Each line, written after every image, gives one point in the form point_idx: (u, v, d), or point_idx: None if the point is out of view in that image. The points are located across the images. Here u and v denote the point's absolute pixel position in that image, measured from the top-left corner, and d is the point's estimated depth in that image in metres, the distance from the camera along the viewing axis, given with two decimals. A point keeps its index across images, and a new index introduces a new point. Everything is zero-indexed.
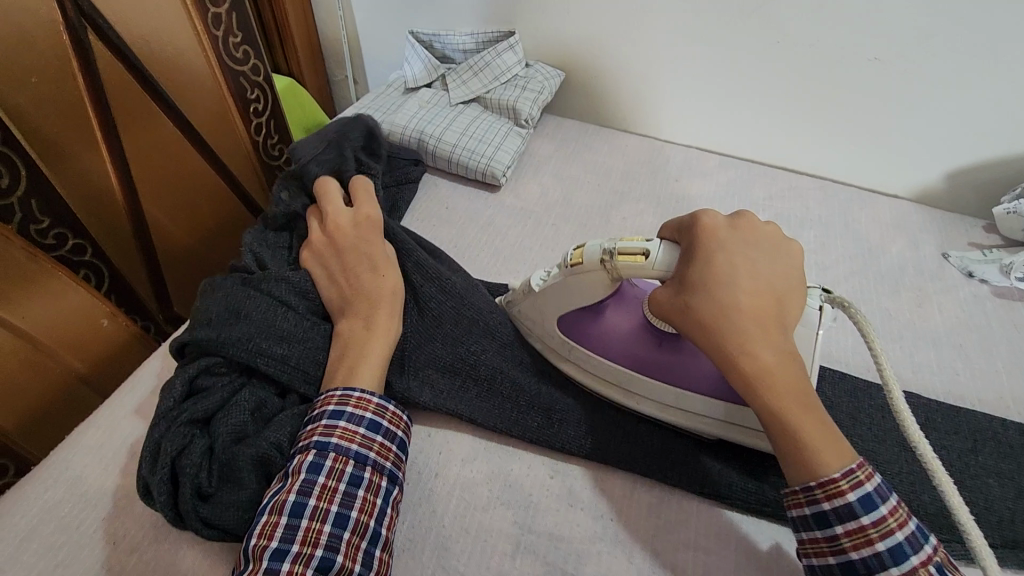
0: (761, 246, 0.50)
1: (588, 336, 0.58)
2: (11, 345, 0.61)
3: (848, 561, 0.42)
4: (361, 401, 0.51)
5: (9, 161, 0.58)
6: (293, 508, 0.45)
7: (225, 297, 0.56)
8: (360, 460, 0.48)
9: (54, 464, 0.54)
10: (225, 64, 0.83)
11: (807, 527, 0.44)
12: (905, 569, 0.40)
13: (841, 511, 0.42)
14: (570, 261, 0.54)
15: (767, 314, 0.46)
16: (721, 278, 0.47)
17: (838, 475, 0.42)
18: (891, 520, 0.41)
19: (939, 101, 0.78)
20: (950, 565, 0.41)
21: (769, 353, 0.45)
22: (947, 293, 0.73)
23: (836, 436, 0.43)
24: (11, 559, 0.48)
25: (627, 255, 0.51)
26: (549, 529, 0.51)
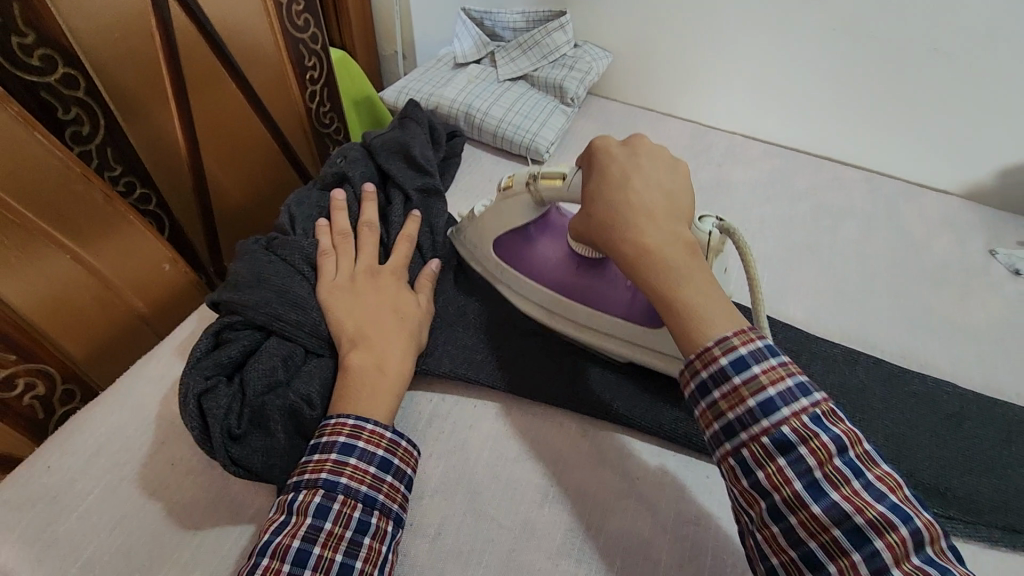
0: (651, 161, 0.53)
1: (517, 258, 0.64)
2: (86, 280, 0.65)
3: (728, 425, 0.42)
4: (374, 436, 0.48)
5: (90, 110, 0.62)
6: (296, 556, 0.42)
7: (251, 260, 0.57)
8: (368, 502, 0.45)
9: (120, 390, 0.58)
10: (287, 31, 0.86)
11: (694, 401, 0.44)
12: (775, 420, 0.40)
13: (715, 375, 0.42)
14: (503, 184, 0.61)
15: (658, 209, 0.49)
16: (614, 179, 0.51)
17: (712, 344, 0.43)
18: (764, 377, 0.41)
19: (998, 94, 0.77)
20: (832, 417, 0.41)
21: (653, 236, 0.47)
22: (991, 289, 0.72)
23: (726, 310, 0.45)
24: (81, 470, 0.52)
25: (548, 178, 0.57)
26: (578, 483, 0.53)
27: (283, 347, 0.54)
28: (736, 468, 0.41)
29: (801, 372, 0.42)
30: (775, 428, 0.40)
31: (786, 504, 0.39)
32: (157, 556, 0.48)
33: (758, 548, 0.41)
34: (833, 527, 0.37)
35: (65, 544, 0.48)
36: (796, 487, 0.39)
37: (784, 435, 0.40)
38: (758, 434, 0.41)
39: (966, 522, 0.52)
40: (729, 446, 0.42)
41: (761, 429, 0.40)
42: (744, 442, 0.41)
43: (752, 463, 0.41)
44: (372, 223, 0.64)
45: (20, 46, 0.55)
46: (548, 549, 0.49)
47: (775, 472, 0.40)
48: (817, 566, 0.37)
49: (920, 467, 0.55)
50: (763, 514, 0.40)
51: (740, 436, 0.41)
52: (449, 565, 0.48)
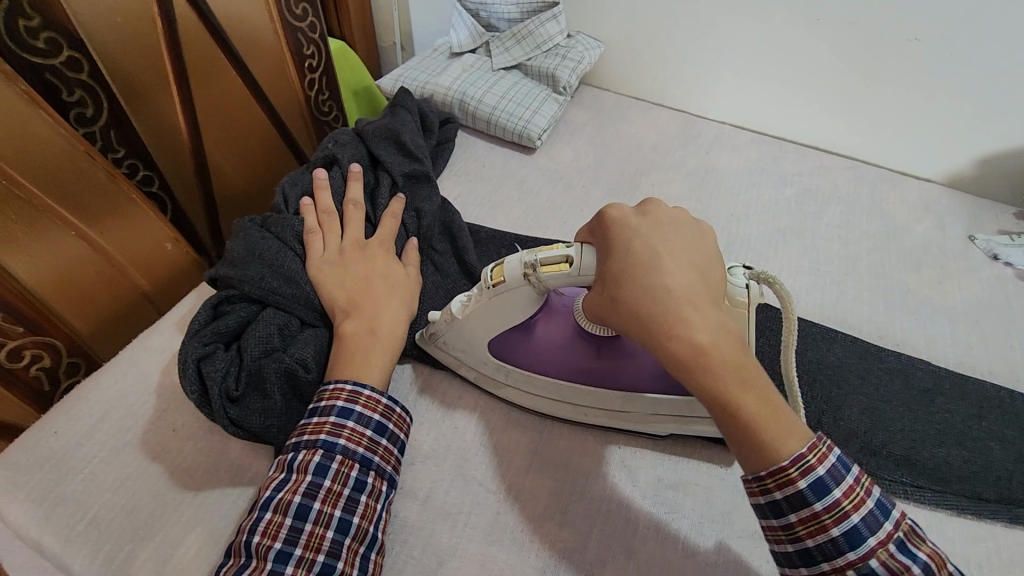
0: (675, 231, 0.48)
1: (524, 357, 0.57)
2: (90, 257, 0.68)
3: (806, 550, 0.40)
4: (371, 401, 0.49)
5: (94, 93, 0.65)
6: (298, 510, 0.44)
7: (248, 238, 0.60)
8: (365, 463, 0.47)
9: (123, 361, 0.61)
10: (286, 20, 0.88)
11: (764, 515, 0.42)
12: (861, 552, 0.38)
13: (792, 498, 0.40)
14: (491, 281, 0.53)
15: (701, 292, 0.44)
16: (647, 256, 0.46)
17: (786, 462, 0.40)
18: (846, 501, 0.39)
19: (977, 84, 0.79)
20: (915, 538, 0.39)
21: (707, 332, 0.42)
22: (968, 272, 0.74)
23: (785, 422, 0.41)
24: (86, 435, 0.55)
25: (549, 265, 0.50)
26: (562, 450, 0.56)
27: (279, 317, 0.56)
28: None
29: (877, 486, 0.41)
30: (864, 561, 0.38)
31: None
32: (160, 514, 0.50)
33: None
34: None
35: (72, 502, 0.50)
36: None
37: (873, 569, 0.38)
38: (842, 564, 0.39)
39: (935, 490, 0.54)
40: (807, 571, 0.40)
41: (846, 561, 0.39)
42: (826, 571, 0.39)
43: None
44: (356, 202, 0.66)
45: (26, 28, 0.57)
46: (533, 511, 0.51)
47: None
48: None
49: (892, 439, 0.57)
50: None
51: (822, 565, 0.39)
52: (438, 525, 0.50)
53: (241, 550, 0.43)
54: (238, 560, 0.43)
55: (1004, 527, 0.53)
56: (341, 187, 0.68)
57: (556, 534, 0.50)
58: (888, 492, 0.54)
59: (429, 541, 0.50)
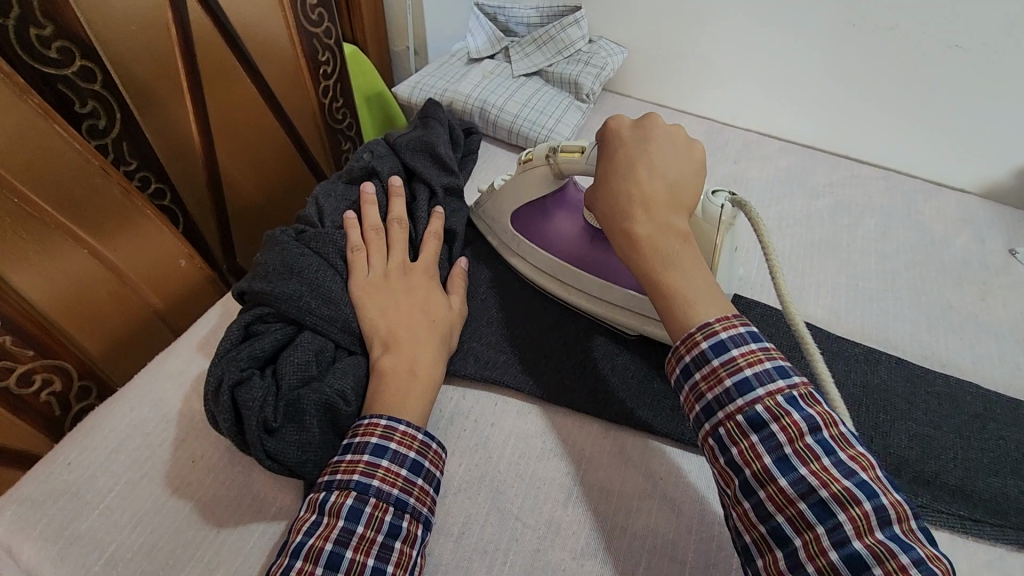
0: (660, 145, 0.52)
1: (531, 231, 0.67)
2: (101, 274, 0.65)
3: (707, 406, 0.43)
4: (406, 437, 0.47)
5: (106, 103, 0.62)
6: (329, 559, 0.41)
7: (284, 252, 0.57)
8: (400, 506, 0.45)
9: (138, 386, 0.58)
10: (302, 26, 0.85)
11: (679, 385, 0.45)
12: (750, 399, 0.41)
13: (696, 359, 0.43)
14: (524, 158, 0.64)
15: (657, 199, 0.49)
16: (616, 169, 0.52)
17: (694, 329, 0.43)
18: (742, 358, 0.42)
19: (1019, 92, 0.76)
20: (809, 399, 0.41)
21: (650, 227, 0.48)
22: (1011, 288, 0.71)
23: (711, 296, 0.45)
24: (101, 467, 0.52)
25: (566, 153, 0.59)
26: (602, 482, 0.53)
27: (317, 342, 0.54)
28: (714, 448, 0.42)
29: (782, 356, 0.43)
30: (750, 407, 0.41)
31: (756, 480, 0.39)
32: (181, 553, 0.47)
33: (734, 524, 0.41)
34: (798, 500, 0.38)
35: (88, 541, 0.48)
36: (766, 462, 0.39)
37: (757, 413, 0.40)
38: (733, 413, 0.41)
39: (993, 524, 0.51)
40: (708, 425, 0.43)
41: (736, 408, 0.41)
42: (721, 421, 0.42)
43: (727, 440, 0.41)
44: (401, 220, 0.64)
45: (38, 37, 0.54)
46: (573, 548, 0.49)
47: (746, 448, 0.40)
48: (783, 540, 0.38)
49: (945, 468, 0.54)
50: (737, 491, 0.41)
51: (717, 416, 0.42)
52: (474, 565, 0.48)
53: None
54: None
55: None
56: (381, 201, 0.66)
57: (600, 573, 0.48)
58: (944, 525, 0.51)
59: None
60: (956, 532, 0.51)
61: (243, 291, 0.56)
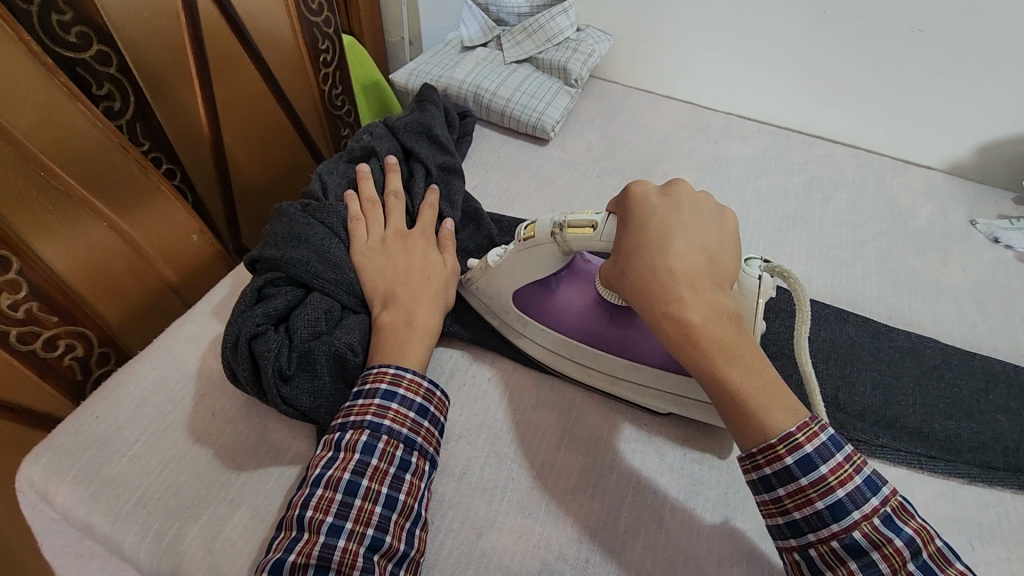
0: (693, 213, 0.51)
1: (541, 310, 0.61)
2: (120, 249, 0.69)
3: (794, 522, 0.43)
4: (413, 384, 0.51)
5: (121, 86, 0.65)
6: (347, 487, 0.46)
7: (291, 222, 0.61)
8: (409, 443, 0.49)
9: (159, 349, 0.62)
10: (303, 15, 0.89)
11: (757, 491, 0.45)
12: (846, 524, 0.41)
13: (780, 473, 0.43)
14: (524, 235, 0.57)
15: (699, 276, 0.47)
16: (654, 239, 0.48)
17: (775, 439, 0.43)
18: (832, 477, 0.42)
19: (978, 74, 0.81)
20: (902, 514, 0.42)
21: (697, 310, 0.45)
22: (971, 254, 0.77)
23: (782, 397, 0.44)
24: (127, 420, 0.56)
25: (576, 228, 0.54)
26: (591, 428, 0.58)
27: (325, 301, 0.58)
28: (801, 563, 0.43)
29: (867, 464, 0.43)
30: (847, 533, 0.41)
31: None
32: (206, 493, 0.52)
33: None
34: None
35: (118, 484, 0.52)
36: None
37: (855, 540, 0.41)
38: (827, 536, 0.42)
39: (947, 460, 0.57)
40: (796, 542, 0.43)
41: (831, 533, 0.42)
42: (812, 542, 0.43)
43: (822, 564, 0.42)
44: (397, 193, 0.68)
45: (59, 23, 0.58)
46: (565, 486, 0.53)
47: (845, 575, 0.41)
48: None
49: (905, 412, 0.59)
50: None
51: (808, 536, 0.43)
52: (475, 500, 0.52)
53: (292, 524, 0.45)
54: (289, 533, 0.45)
55: (1013, 494, 0.55)
56: (379, 177, 0.70)
57: (590, 506, 0.52)
58: (903, 462, 0.56)
59: (468, 514, 0.51)
60: (913, 468, 0.57)
61: (256, 258, 0.61)
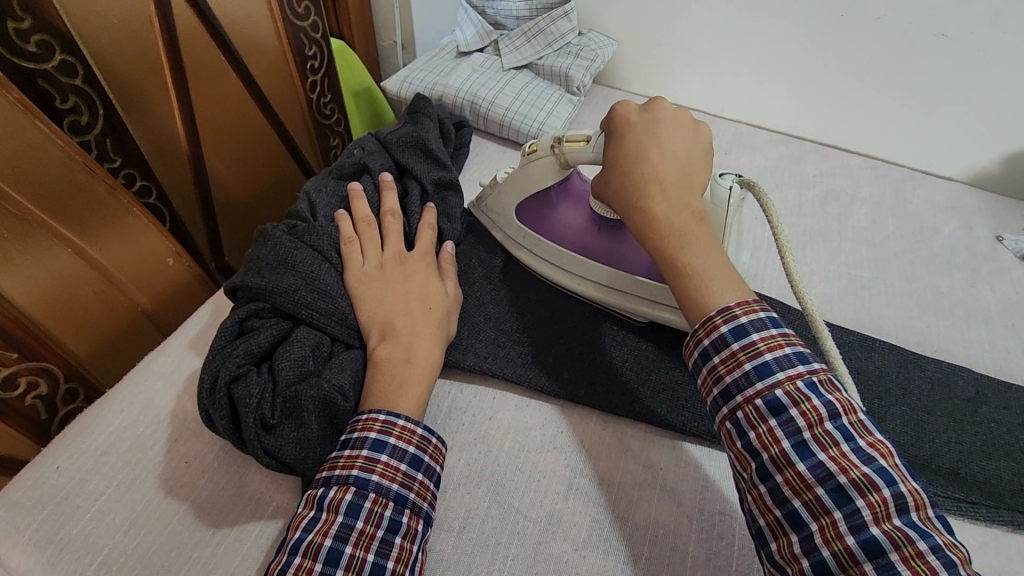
0: (669, 126, 0.53)
1: (540, 222, 0.66)
2: (87, 275, 0.63)
3: (726, 389, 0.42)
4: (405, 432, 0.47)
5: (88, 99, 0.60)
6: (328, 555, 0.41)
7: (277, 247, 0.56)
8: (400, 501, 0.44)
9: (129, 387, 0.57)
10: (288, 19, 0.83)
11: (697, 369, 0.45)
12: (769, 383, 0.41)
13: (716, 343, 0.43)
14: (527, 149, 0.63)
15: (670, 180, 0.49)
16: (630, 151, 0.51)
17: (713, 312, 0.43)
18: (763, 343, 0.41)
19: (1004, 81, 0.77)
20: (829, 385, 0.40)
21: (664, 206, 0.48)
22: (999, 274, 0.72)
23: (733, 280, 0.45)
24: (91, 470, 0.51)
25: (572, 142, 0.59)
26: (602, 473, 0.53)
27: (314, 336, 0.53)
28: (732, 431, 0.42)
29: (803, 344, 0.42)
30: (769, 390, 0.40)
31: (774, 463, 0.39)
32: (177, 555, 0.47)
33: (749, 508, 0.41)
34: (816, 484, 0.37)
35: (80, 546, 0.47)
36: (784, 446, 0.39)
37: (776, 397, 0.40)
38: (752, 396, 0.41)
39: (987, 506, 0.52)
40: (727, 410, 0.42)
41: (755, 392, 0.41)
42: (740, 405, 0.42)
43: (745, 424, 0.41)
44: (394, 213, 0.63)
45: (16, 31, 0.52)
46: (574, 541, 0.49)
47: (765, 432, 0.40)
48: (799, 524, 0.37)
49: (940, 452, 0.55)
50: (753, 475, 0.40)
51: (736, 399, 0.42)
52: (476, 559, 0.47)
53: None
54: None
55: None
56: (372, 194, 0.65)
57: (602, 563, 0.47)
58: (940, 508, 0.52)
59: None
60: (953, 515, 0.52)
61: (236, 286, 0.56)
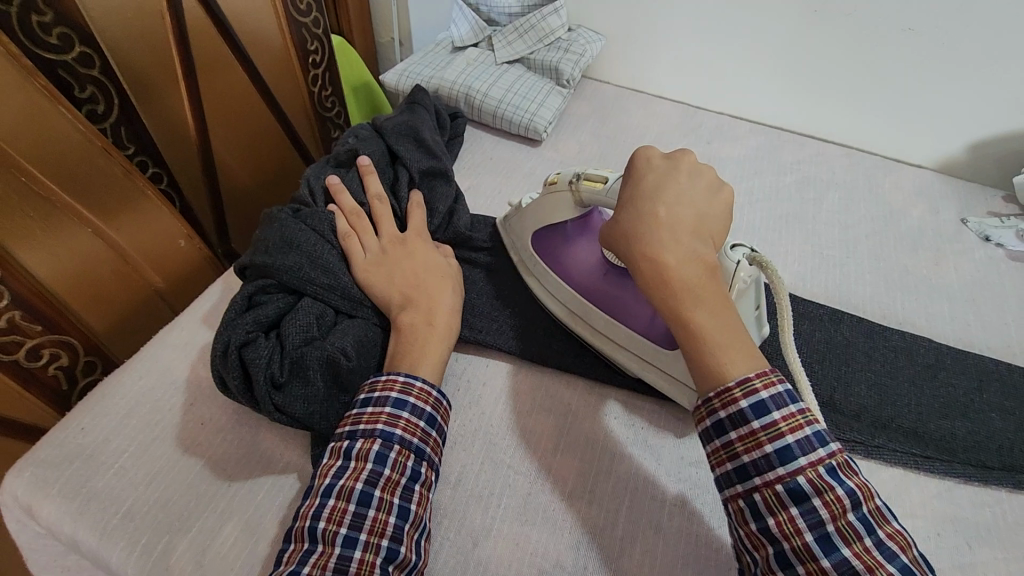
0: (688, 179, 0.52)
1: (551, 255, 0.66)
2: (105, 255, 0.67)
3: (742, 467, 0.43)
4: (423, 393, 0.51)
5: (104, 88, 0.64)
6: (360, 498, 0.45)
7: (282, 228, 0.60)
8: (420, 453, 0.48)
9: (146, 357, 0.61)
10: (290, 15, 0.87)
11: (709, 437, 0.45)
12: (791, 469, 0.41)
13: (734, 417, 0.43)
14: (549, 180, 0.64)
15: (685, 229, 0.48)
16: (643, 194, 0.51)
17: (732, 383, 0.43)
18: (783, 423, 0.42)
19: (969, 72, 0.82)
20: (846, 469, 0.41)
21: (676, 258, 0.46)
22: (962, 253, 0.77)
23: (744, 346, 0.44)
24: (113, 430, 0.55)
25: (590, 180, 0.59)
26: (588, 433, 0.57)
27: (317, 307, 0.57)
28: (745, 510, 0.42)
29: (819, 421, 0.43)
30: (791, 477, 0.41)
31: (795, 554, 0.40)
32: (196, 505, 0.51)
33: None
34: None
35: (106, 497, 0.51)
36: (806, 537, 0.40)
37: (799, 485, 0.40)
38: (772, 480, 0.41)
39: (942, 460, 0.57)
40: (741, 488, 0.43)
41: (776, 476, 0.41)
42: (758, 487, 0.42)
43: (764, 508, 0.41)
44: (381, 197, 0.67)
45: (40, 24, 0.56)
46: (561, 492, 0.53)
47: (786, 520, 0.40)
48: None
49: (900, 413, 0.59)
50: (769, 558, 0.41)
51: (754, 480, 0.42)
52: (471, 508, 0.52)
53: (302, 535, 0.44)
54: (300, 545, 0.44)
55: (1008, 492, 0.55)
56: (355, 181, 0.68)
57: (587, 512, 0.52)
58: (898, 462, 0.56)
59: (464, 523, 0.51)
60: (909, 468, 0.56)
61: (245, 265, 0.60)
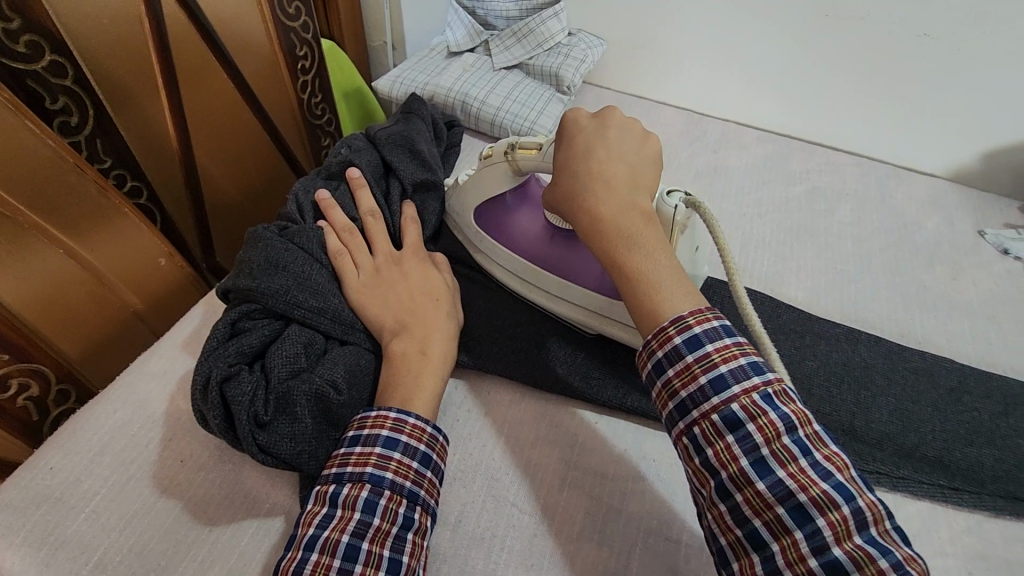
0: (618, 134, 0.52)
1: (494, 227, 0.66)
2: (78, 276, 0.63)
3: (681, 404, 0.42)
4: (416, 430, 0.47)
5: (77, 99, 0.60)
6: (346, 551, 0.41)
7: (266, 248, 0.56)
8: (413, 498, 0.45)
9: (122, 388, 0.57)
10: (278, 20, 0.83)
11: (652, 381, 0.44)
12: (725, 397, 0.40)
13: (670, 354, 0.42)
14: (483, 154, 0.64)
15: (619, 181, 0.49)
16: (578, 151, 0.51)
17: (667, 323, 0.43)
18: (717, 354, 0.41)
19: (983, 78, 0.79)
20: (784, 396, 0.40)
21: (609, 207, 0.48)
22: (980, 267, 0.74)
23: (685, 286, 0.45)
24: (85, 470, 0.51)
25: (524, 149, 0.60)
26: (596, 466, 0.54)
27: (305, 334, 0.53)
28: (689, 446, 0.41)
29: (756, 352, 0.42)
30: (725, 405, 0.40)
31: (733, 481, 0.39)
32: (174, 553, 0.47)
33: (709, 525, 0.41)
34: (776, 503, 0.37)
35: (75, 546, 0.47)
36: (742, 464, 0.39)
37: (733, 412, 0.40)
38: (708, 411, 0.41)
39: (971, 492, 0.53)
40: (682, 425, 0.42)
41: (711, 406, 0.41)
42: (696, 420, 0.41)
43: (703, 440, 0.41)
44: (375, 213, 0.63)
45: (6, 32, 0.52)
46: (568, 533, 0.49)
47: (722, 448, 0.40)
48: (760, 543, 0.38)
49: (925, 440, 0.56)
50: (713, 492, 0.40)
51: (692, 414, 0.41)
52: (472, 552, 0.48)
53: None
54: None
55: None
56: (347, 197, 0.65)
57: (596, 554, 0.48)
58: (925, 495, 0.53)
59: (464, 569, 0.47)
60: (937, 501, 0.53)
61: (227, 289, 0.55)
